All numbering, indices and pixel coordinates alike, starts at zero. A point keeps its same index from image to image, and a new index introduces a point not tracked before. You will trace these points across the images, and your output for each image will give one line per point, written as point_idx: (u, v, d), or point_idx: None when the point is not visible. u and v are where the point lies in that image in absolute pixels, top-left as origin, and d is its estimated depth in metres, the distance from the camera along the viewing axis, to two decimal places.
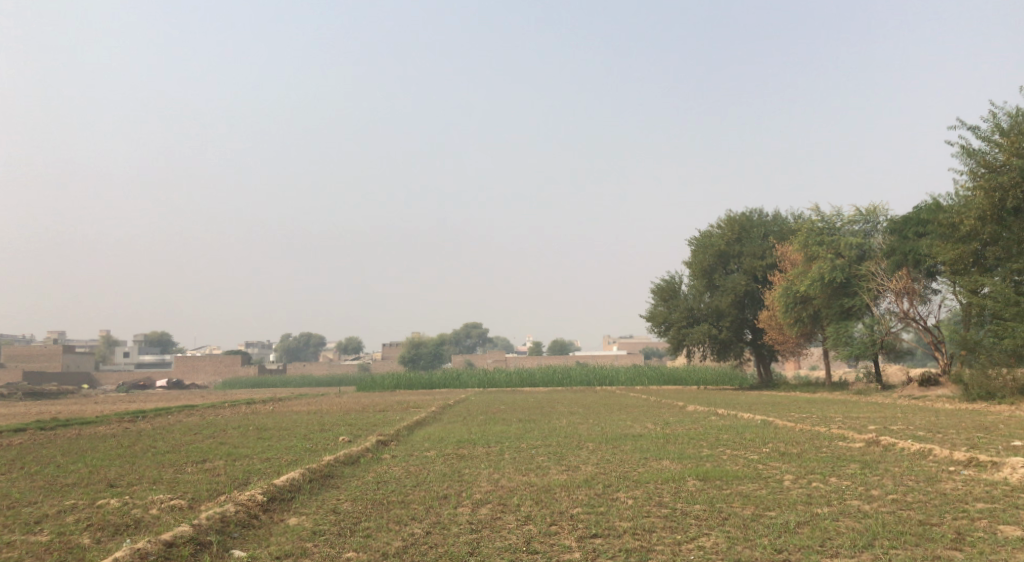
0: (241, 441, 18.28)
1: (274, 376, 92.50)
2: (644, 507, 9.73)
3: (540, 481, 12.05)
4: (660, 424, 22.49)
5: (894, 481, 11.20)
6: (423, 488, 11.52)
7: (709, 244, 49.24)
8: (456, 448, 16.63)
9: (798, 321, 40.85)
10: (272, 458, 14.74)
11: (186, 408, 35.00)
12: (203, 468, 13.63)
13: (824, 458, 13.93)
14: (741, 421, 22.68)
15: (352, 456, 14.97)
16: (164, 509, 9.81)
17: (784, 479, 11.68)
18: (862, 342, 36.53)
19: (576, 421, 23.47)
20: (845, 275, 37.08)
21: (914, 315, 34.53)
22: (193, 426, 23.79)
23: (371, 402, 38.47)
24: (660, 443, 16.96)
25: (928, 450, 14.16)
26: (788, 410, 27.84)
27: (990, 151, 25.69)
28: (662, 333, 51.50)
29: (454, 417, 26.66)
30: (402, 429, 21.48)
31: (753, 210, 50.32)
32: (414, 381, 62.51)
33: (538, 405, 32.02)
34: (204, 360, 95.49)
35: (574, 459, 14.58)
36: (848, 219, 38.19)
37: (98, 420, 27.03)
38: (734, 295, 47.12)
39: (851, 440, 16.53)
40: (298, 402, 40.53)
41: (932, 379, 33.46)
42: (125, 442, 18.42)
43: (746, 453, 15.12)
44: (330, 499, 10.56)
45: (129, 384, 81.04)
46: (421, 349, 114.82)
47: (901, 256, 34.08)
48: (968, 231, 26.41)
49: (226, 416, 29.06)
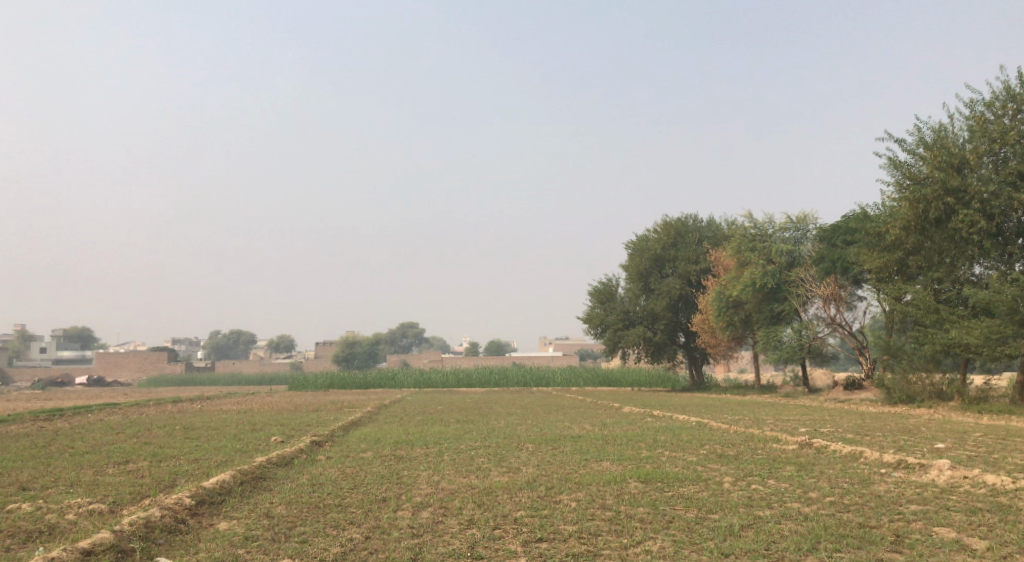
0: (166, 441, 17.46)
1: (202, 375, 89.65)
2: (588, 510, 9.61)
3: (481, 483, 11.83)
4: (598, 425, 22.54)
5: (830, 482, 11.42)
6: (361, 490, 11.16)
7: (645, 248, 49.85)
8: (394, 449, 16.25)
9: (730, 325, 41.73)
10: (200, 460, 14.10)
11: (107, 407, 33.52)
12: (125, 470, 12.91)
13: (760, 460, 14.13)
14: (677, 423, 22.92)
15: (285, 457, 14.45)
16: (83, 514, 9.20)
17: (724, 481, 11.77)
18: (791, 346, 37.51)
19: (514, 422, 23.39)
20: (776, 281, 38.03)
21: (841, 321, 35.68)
22: (114, 426, 22.64)
23: (303, 402, 37.47)
24: (599, 444, 16.97)
25: (859, 452, 14.53)
26: (721, 412, 28.32)
27: (915, 164, 26.68)
28: (598, 335, 51.92)
29: (390, 418, 26.25)
30: (336, 429, 20.94)
31: (688, 215, 51.16)
32: (348, 380, 61.42)
33: (476, 406, 31.79)
34: (128, 357, 91.88)
35: (514, 460, 14.44)
36: (779, 226, 39.19)
37: (12, 419, 25.61)
38: (669, 298, 47.81)
39: (784, 442, 16.85)
40: (226, 400, 39.35)
41: (856, 383, 34.60)
42: (40, 442, 17.36)
43: (684, 454, 15.24)
44: (263, 503, 10.10)
45: (46, 381, 77.34)
46: (356, 348, 113.25)
47: (830, 263, 35.09)
48: (894, 241, 27.35)
49: (150, 415, 27.92)
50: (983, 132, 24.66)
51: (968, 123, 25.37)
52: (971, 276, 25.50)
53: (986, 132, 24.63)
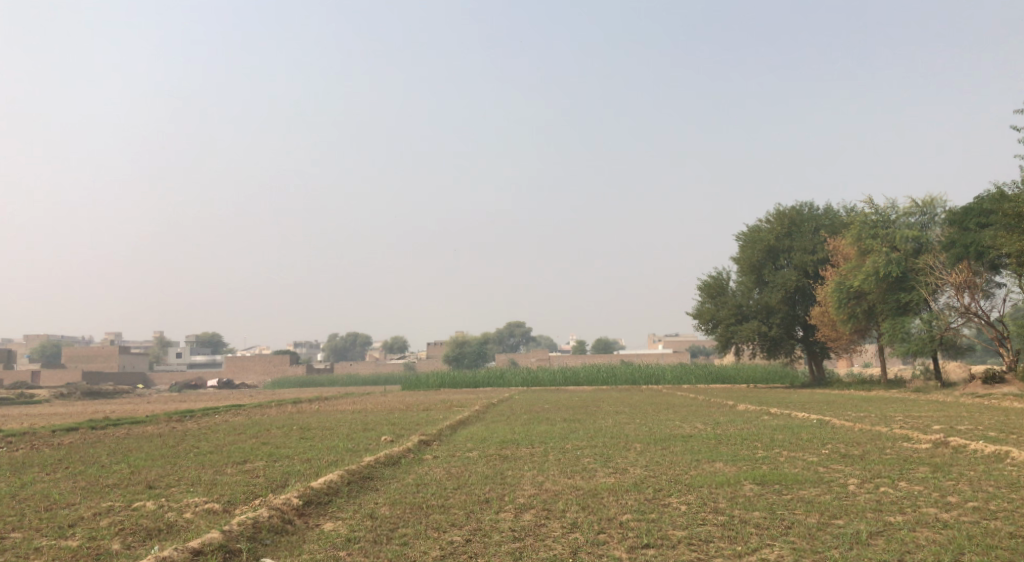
0: (282, 441, 18.08)
1: (322, 376, 93.44)
2: (699, 514, 9.09)
3: (587, 484, 11.49)
4: (710, 424, 21.64)
5: (971, 486, 10.37)
6: (465, 491, 11.06)
7: (758, 239, 47.90)
8: (500, 448, 16.15)
9: (852, 317, 39.39)
10: (312, 459, 14.46)
11: (233, 408, 35.28)
12: (242, 470, 13.39)
13: (890, 460, 13.05)
14: (796, 421, 21.68)
15: (392, 456, 14.63)
16: (198, 512, 9.53)
17: (849, 483, 10.93)
18: (921, 338, 34.94)
19: (623, 421, 22.87)
20: (901, 269, 35.61)
21: (976, 310, 32.96)
22: (238, 426, 23.77)
23: (415, 401, 38.20)
24: (712, 444, 16.25)
25: (1003, 452, 13.21)
26: (844, 410, 26.69)
27: None
28: (709, 331, 50.36)
29: (498, 416, 26.25)
30: (444, 428, 21.11)
31: (803, 203, 48.76)
32: (458, 379, 62.29)
33: (584, 404, 31.42)
34: (254, 361, 97.02)
35: (621, 461, 13.99)
36: (904, 210, 36.71)
37: (148, 420, 27.31)
38: (784, 291, 45.72)
39: (917, 440, 15.57)
40: (343, 400, 40.61)
41: (997, 376, 31.80)
42: (170, 442, 18.38)
43: (805, 454, 14.31)
44: (368, 503, 10.17)
45: (182, 384, 82.67)
46: (466, 348, 115.18)
47: (962, 248, 32.49)
48: None
49: (272, 416, 29.15)
50: None
51: None
52: None
53: None
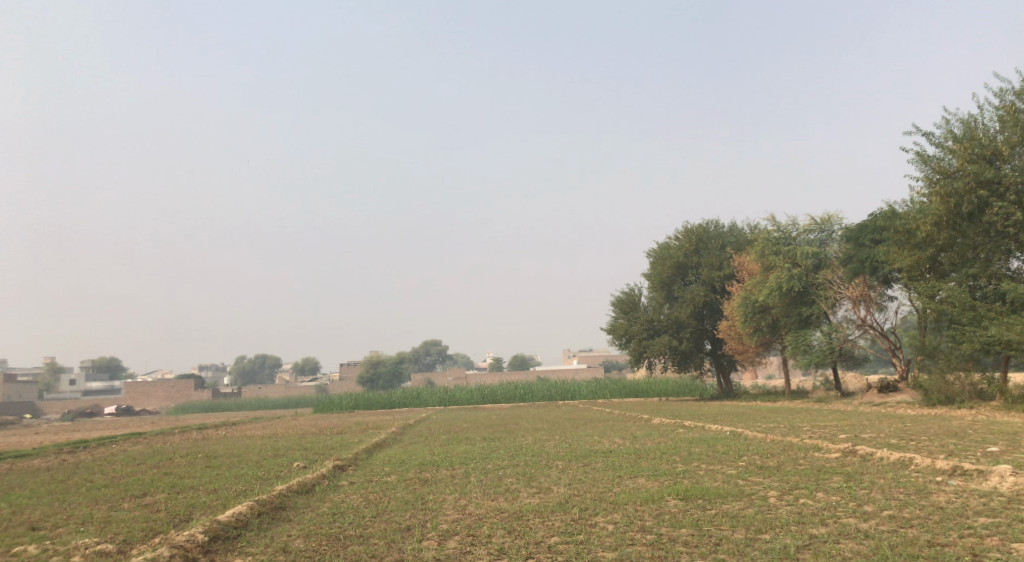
0: (187, 471, 17.02)
1: (229, 400, 89.72)
2: (627, 533, 8.94)
3: (511, 506, 11.20)
4: (629, 438, 21.78)
5: (884, 494, 10.64)
6: (385, 518, 10.58)
7: (667, 256, 49.07)
8: (419, 471, 15.64)
9: (757, 331, 40.74)
10: (219, 490, 13.59)
11: (131, 437, 33.25)
12: (141, 505, 12.41)
13: (803, 471, 13.33)
14: (710, 433, 22.06)
15: (306, 484, 13.89)
16: (90, 555, 8.74)
17: (768, 495, 11.06)
18: (821, 350, 36.37)
19: (542, 438, 22.70)
20: (802, 284, 37.08)
21: (871, 323, 34.63)
22: (137, 456, 22.32)
23: (327, 425, 36.96)
24: (632, 459, 16.26)
25: (908, 458, 13.70)
26: (753, 421, 27.41)
27: (944, 157, 25.75)
28: (622, 346, 51.15)
29: (415, 438, 25.63)
30: (359, 451, 20.41)
31: (710, 221, 50.28)
32: (372, 400, 60.99)
33: (502, 422, 31.10)
34: (155, 386, 92.35)
35: (544, 479, 13.79)
36: (803, 228, 38.31)
37: (34, 453, 25.35)
38: (693, 306, 46.92)
39: (826, 450, 16.01)
40: (251, 426, 39.00)
41: (891, 386, 33.41)
42: (59, 477, 16.97)
43: (723, 467, 14.46)
44: (281, 536, 9.56)
45: (74, 413, 77.58)
46: (380, 368, 113.31)
47: (858, 263, 34.04)
48: (925, 237, 26.36)
49: (174, 444, 27.62)
50: (1014, 122, 23.55)
51: (997, 114, 24.32)
52: (1008, 271, 24.45)
53: (1018, 123, 23.58)
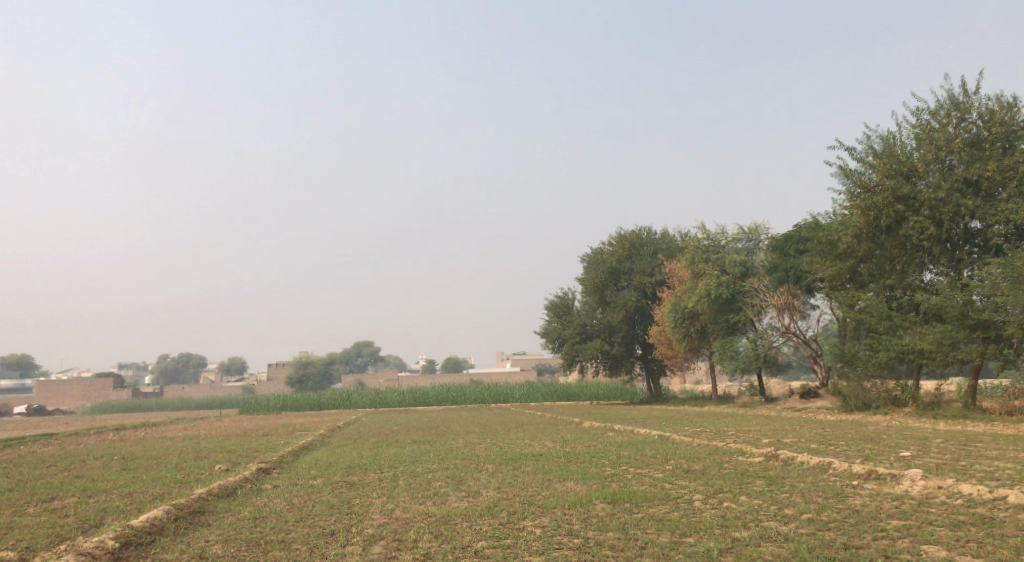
0: (101, 473, 16.29)
1: (151, 400, 86.62)
2: (554, 537, 8.93)
3: (439, 510, 11.07)
4: (559, 442, 21.91)
5: (804, 497, 10.95)
6: (309, 523, 10.30)
7: (600, 261, 49.67)
8: (346, 474, 15.35)
9: (686, 336, 41.57)
10: (133, 493, 13.01)
11: (42, 438, 31.67)
12: (48, 509, 11.79)
13: (728, 474, 13.62)
14: (639, 437, 22.38)
15: (227, 487, 13.44)
16: None
17: (694, 499, 11.24)
18: (747, 356, 37.35)
19: (472, 441, 22.58)
20: (730, 291, 38.05)
21: (794, 330, 35.77)
22: (47, 458, 21.26)
23: (252, 426, 36.00)
24: (561, 462, 16.34)
25: (827, 463, 14.14)
26: (681, 424, 27.98)
27: (865, 172, 26.78)
28: (555, 349, 51.51)
29: (343, 440, 25.18)
30: (285, 454, 19.92)
31: (642, 228, 51.13)
32: (301, 401, 59.77)
33: (433, 425, 30.89)
34: (70, 385, 88.37)
35: (473, 483, 13.70)
36: (732, 236, 39.32)
37: None
38: (625, 311, 47.59)
39: (749, 454, 16.41)
40: (172, 427, 37.64)
41: (812, 391, 34.56)
42: None
43: (651, 471, 14.66)
44: (198, 542, 9.21)
45: None
46: (310, 369, 111.17)
47: (783, 272, 35.07)
48: (845, 249, 27.36)
49: (89, 445, 26.43)
50: (929, 140, 24.60)
51: (915, 132, 25.39)
52: (922, 282, 25.50)
53: (933, 141, 24.64)
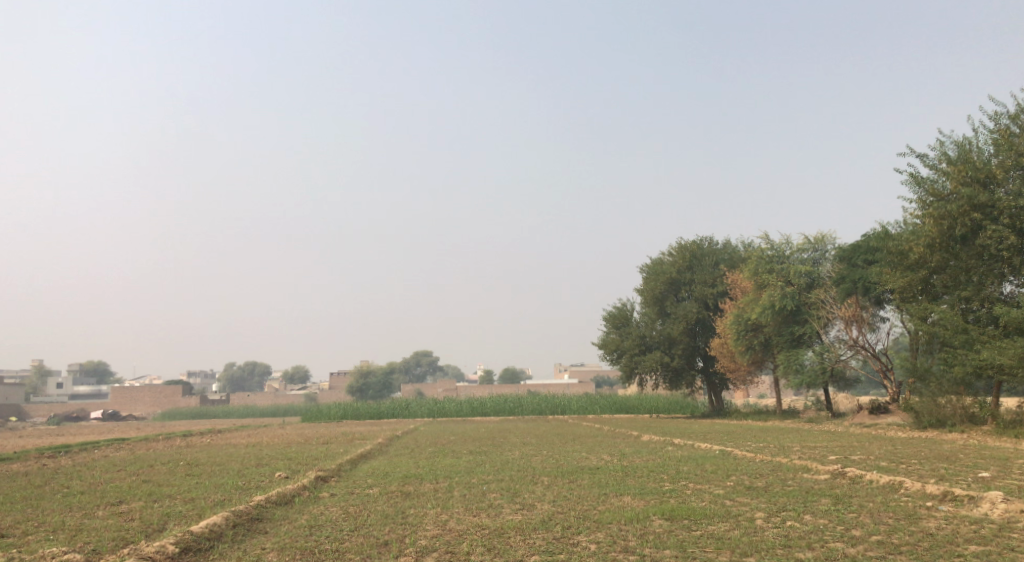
0: (166, 478, 16.72)
1: (218, 407, 89.07)
2: (609, 554, 8.73)
3: (492, 522, 10.96)
4: (616, 455, 21.55)
5: (873, 518, 10.46)
6: (363, 533, 10.33)
7: (660, 272, 49.01)
8: (402, 484, 15.39)
9: (749, 349, 40.60)
10: (196, 499, 13.30)
11: (114, 442, 32.78)
12: (115, 512, 12.13)
13: (792, 492, 13.13)
14: (699, 452, 21.85)
15: (285, 495, 13.61)
16: None
17: (756, 517, 10.86)
18: (813, 370, 36.22)
19: (529, 453, 22.39)
20: (795, 303, 37.02)
21: (863, 343, 34.53)
22: (117, 462, 21.97)
23: (313, 434, 36.57)
24: (619, 476, 16.04)
25: (898, 482, 13.50)
26: (743, 439, 27.25)
27: (938, 180, 25.78)
28: (613, 361, 50.96)
29: (401, 450, 25.33)
30: (343, 463, 20.12)
31: (704, 238, 50.28)
32: (361, 410, 60.57)
33: (489, 436, 30.82)
34: (143, 392, 91.58)
35: (528, 495, 13.55)
36: (797, 247, 38.29)
37: (14, 456, 24.97)
38: (686, 323, 46.78)
39: (816, 471, 15.82)
40: (237, 434, 38.52)
41: (882, 407, 33.24)
42: (36, 482, 16.66)
43: (711, 487, 14.25)
44: (254, 549, 9.32)
45: (60, 417, 76.83)
46: (370, 378, 112.72)
47: (850, 283, 33.96)
48: (918, 259, 26.29)
49: (157, 450, 27.23)
50: (1008, 146, 23.52)
51: (993, 138, 24.34)
52: (1001, 294, 24.30)
53: (1013, 147, 23.55)
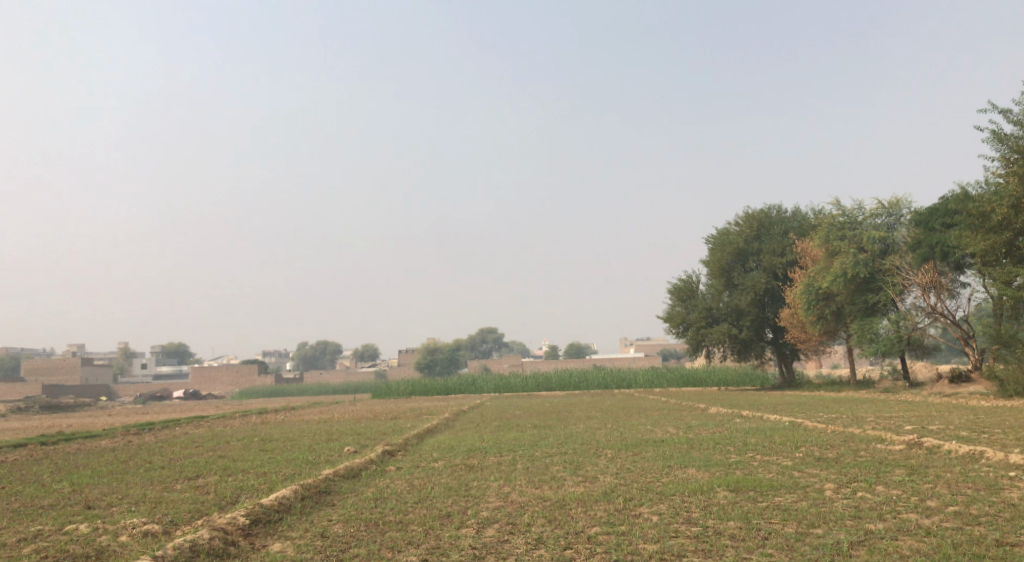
0: (241, 454, 17.32)
1: (292, 385, 91.94)
2: (671, 525, 8.62)
3: (554, 494, 10.98)
4: (683, 428, 21.31)
5: (950, 489, 10.04)
6: (426, 505, 10.49)
7: (726, 242, 47.95)
8: (467, 457, 15.58)
9: (821, 319, 39.44)
10: (268, 473, 13.74)
11: (194, 420, 34.15)
12: (193, 486, 12.67)
13: (865, 463, 12.72)
14: (768, 423, 21.43)
15: (353, 468, 13.96)
16: (136, 535, 9.01)
17: (824, 488, 10.56)
18: (889, 339, 34.96)
19: (593, 426, 22.34)
20: (868, 270, 35.72)
21: (942, 310, 33.11)
22: (197, 439, 22.88)
23: (382, 410, 37.35)
24: (684, 449, 15.85)
25: (979, 453, 12.91)
26: (815, 411, 26.58)
27: (1023, 136, 24.35)
28: (680, 333, 50.26)
29: (467, 424, 25.65)
30: (410, 437, 20.46)
31: (772, 206, 48.89)
32: (429, 386, 61.58)
33: (555, 410, 30.86)
34: (221, 371, 95.14)
35: (591, 468, 13.52)
36: (870, 212, 36.86)
37: (102, 433, 26.28)
38: (754, 293, 45.73)
39: (890, 442, 15.32)
40: (309, 410, 39.64)
41: (964, 376, 31.87)
42: (121, 457, 17.50)
43: (779, 458, 13.94)
44: (321, 521, 9.56)
45: (146, 396, 80.51)
46: (437, 355, 114.51)
47: (928, 248, 32.55)
48: (1001, 221, 24.94)
49: (234, 427, 28.26)
50: None
51: None
52: None
53: None
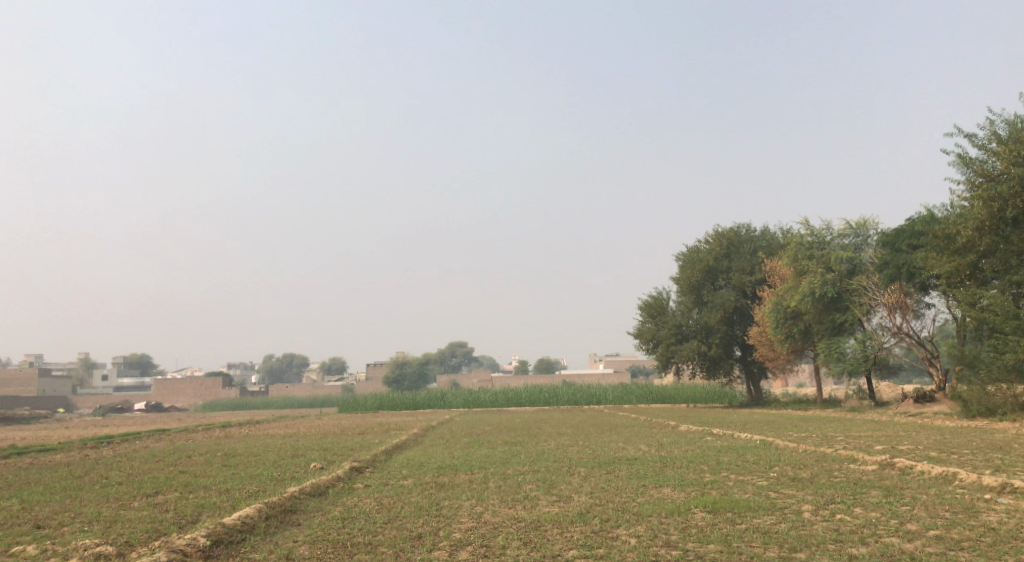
0: (203, 470, 16.74)
1: (257, 398, 90.37)
2: (650, 548, 8.36)
3: (529, 515, 10.67)
4: (654, 445, 21.12)
5: (928, 512, 9.93)
6: (396, 525, 10.10)
7: (696, 260, 48.20)
8: (437, 475, 15.22)
9: (789, 337, 39.69)
10: (230, 490, 13.23)
11: (155, 433, 33.22)
12: (151, 504, 12.14)
13: (840, 483, 12.60)
14: (739, 442, 21.29)
15: (320, 486, 13.51)
16: (88, 557, 8.52)
17: (802, 510, 10.39)
18: (855, 359, 35.25)
19: (565, 443, 22.06)
20: (836, 290, 36.05)
21: (907, 330, 33.48)
22: (158, 453, 22.13)
23: (351, 424, 36.76)
24: (657, 467, 15.64)
25: (952, 474, 12.86)
26: (784, 429, 26.59)
27: (987, 160, 24.77)
28: (650, 350, 50.27)
29: (436, 440, 25.19)
30: (379, 453, 19.96)
31: (741, 225, 49.30)
32: (397, 401, 60.78)
33: (526, 426, 30.55)
34: (184, 383, 93.23)
35: (565, 487, 13.24)
36: (838, 232, 37.29)
37: (58, 447, 25.36)
38: (723, 311, 45.96)
39: (862, 462, 15.25)
40: (275, 424, 38.85)
41: (928, 396, 32.21)
42: (77, 472, 16.82)
43: (754, 478, 13.76)
44: (285, 542, 9.16)
45: (106, 407, 78.54)
46: (406, 369, 113.65)
47: (894, 269, 32.94)
48: (965, 243, 25.32)
49: (196, 441, 27.45)
50: None
51: None
52: None
53: None
